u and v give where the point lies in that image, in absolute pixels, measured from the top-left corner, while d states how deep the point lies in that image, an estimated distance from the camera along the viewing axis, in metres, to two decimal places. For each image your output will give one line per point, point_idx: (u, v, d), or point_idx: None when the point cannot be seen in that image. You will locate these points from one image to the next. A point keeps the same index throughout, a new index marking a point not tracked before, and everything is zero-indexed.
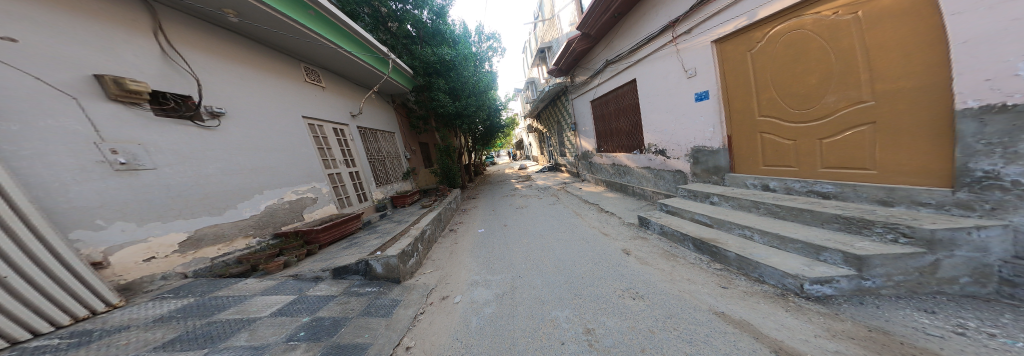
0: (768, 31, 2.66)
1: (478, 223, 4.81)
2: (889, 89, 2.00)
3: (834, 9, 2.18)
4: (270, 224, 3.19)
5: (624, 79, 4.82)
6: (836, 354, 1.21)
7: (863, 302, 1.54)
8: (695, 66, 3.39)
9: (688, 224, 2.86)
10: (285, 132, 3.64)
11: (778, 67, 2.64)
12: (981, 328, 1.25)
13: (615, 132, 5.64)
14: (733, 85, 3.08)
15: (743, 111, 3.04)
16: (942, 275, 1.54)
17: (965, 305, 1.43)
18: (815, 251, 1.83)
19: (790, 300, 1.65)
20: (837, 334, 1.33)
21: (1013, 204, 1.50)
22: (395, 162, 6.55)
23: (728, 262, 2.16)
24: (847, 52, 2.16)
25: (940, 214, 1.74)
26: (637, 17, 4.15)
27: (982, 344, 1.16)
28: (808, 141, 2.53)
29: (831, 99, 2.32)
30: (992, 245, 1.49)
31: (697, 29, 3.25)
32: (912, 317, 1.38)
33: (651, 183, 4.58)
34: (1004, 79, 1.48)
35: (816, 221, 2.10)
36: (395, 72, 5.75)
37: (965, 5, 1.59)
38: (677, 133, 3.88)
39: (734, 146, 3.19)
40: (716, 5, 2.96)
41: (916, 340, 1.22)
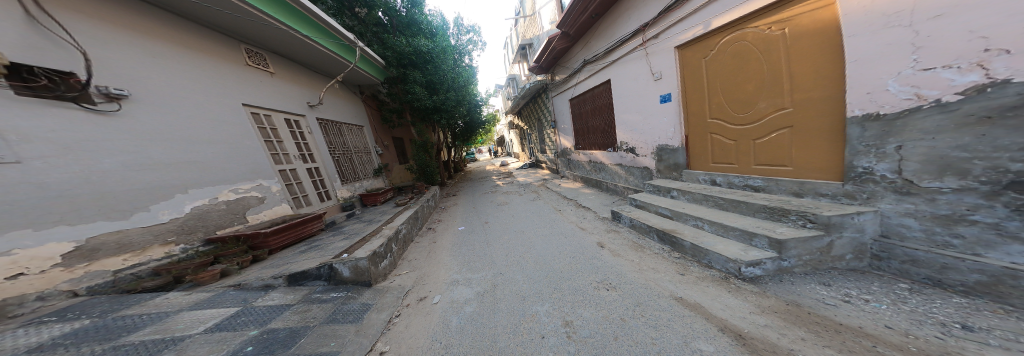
0: (718, 41, 3.04)
1: (460, 220, 4.63)
2: (803, 99, 2.43)
3: (768, 24, 2.57)
4: (199, 228, 2.69)
5: (600, 78, 5.14)
6: (765, 326, 1.43)
7: (782, 280, 1.85)
8: (661, 69, 3.75)
9: (651, 216, 3.14)
10: (219, 122, 3.11)
11: (725, 74, 3.04)
12: (860, 296, 1.60)
13: (591, 130, 5.99)
14: (690, 90, 3.46)
15: (698, 113, 3.43)
16: (835, 253, 1.93)
17: (849, 277, 1.82)
18: (749, 237, 2.14)
19: (731, 283, 1.90)
20: (766, 309, 1.57)
21: (880, 194, 1.92)
22: (366, 157, 6.07)
23: (684, 250, 2.40)
24: (776, 63, 2.57)
25: (834, 203, 2.18)
26: (613, 21, 4.45)
27: (861, 308, 1.49)
28: (746, 142, 2.95)
29: (763, 105, 2.74)
30: (866, 227, 1.91)
31: (663, 35, 3.58)
32: (815, 290, 1.70)
33: (623, 180, 4.97)
34: (879, 93, 1.90)
35: (750, 211, 2.45)
36: (363, 61, 5.31)
37: (858, 29, 1.98)
38: (645, 132, 4.26)
39: (690, 145, 3.59)
40: (680, 13, 3.29)
41: (818, 309, 1.52)
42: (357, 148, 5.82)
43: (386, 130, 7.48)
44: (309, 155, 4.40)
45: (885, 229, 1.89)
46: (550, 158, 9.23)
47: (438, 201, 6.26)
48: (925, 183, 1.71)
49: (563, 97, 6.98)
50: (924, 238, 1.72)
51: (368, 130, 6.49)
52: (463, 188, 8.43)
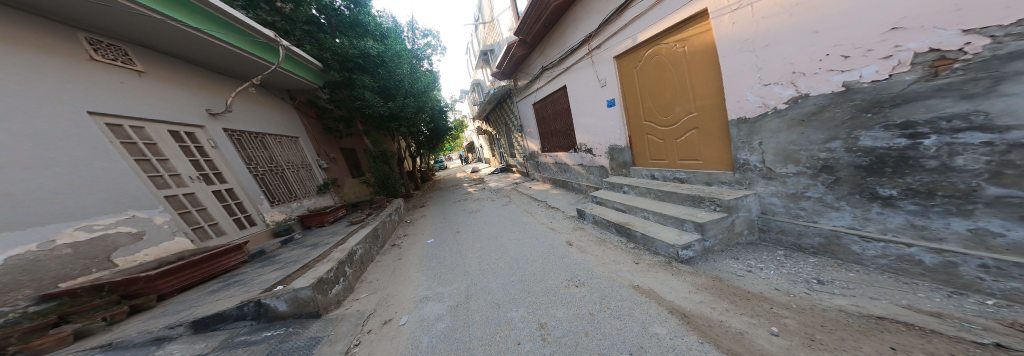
0: (643, 53, 3.48)
1: (430, 232, 4.36)
2: (701, 105, 2.97)
3: (674, 42, 3.06)
4: (27, 284, 2.03)
5: (556, 84, 5.53)
6: (700, 302, 1.68)
7: (707, 259, 2.22)
8: (605, 77, 4.18)
9: (609, 211, 3.43)
10: (38, 141, 2.28)
11: (647, 85, 3.55)
12: (758, 265, 2.04)
13: (552, 133, 6.34)
14: (628, 95, 3.92)
15: (635, 116, 3.89)
16: (737, 230, 2.42)
17: (746, 249, 2.31)
18: (681, 223, 2.50)
19: (674, 266, 2.18)
20: (701, 287, 1.83)
21: (754, 181, 2.53)
22: (307, 173, 5.45)
23: (636, 240, 2.68)
24: (682, 75, 3.08)
25: (728, 188, 2.76)
26: (564, 31, 4.86)
27: (757, 274, 1.92)
28: (669, 141, 3.45)
29: (677, 110, 3.25)
30: (752, 206, 2.47)
31: (605, 45, 4.01)
32: (728, 264, 2.09)
33: (585, 179, 5.38)
34: (743, 101, 2.51)
35: (679, 200, 2.88)
36: (289, 60, 4.56)
37: (729, 50, 2.53)
38: (599, 133, 4.70)
39: (634, 144, 4.03)
40: (615, 27, 3.73)
41: (732, 280, 1.88)
42: (292, 162, 5.15)
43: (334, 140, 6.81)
44: (213, 173, 3.69)
45: (763, 208, 2.46)
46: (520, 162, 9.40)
47: (401, 215, 5.79)
48: (780, 169, 2.30)
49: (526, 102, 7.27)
50: (786, 211, 2.29)
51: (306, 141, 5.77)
52: (431, 199, 7.94)
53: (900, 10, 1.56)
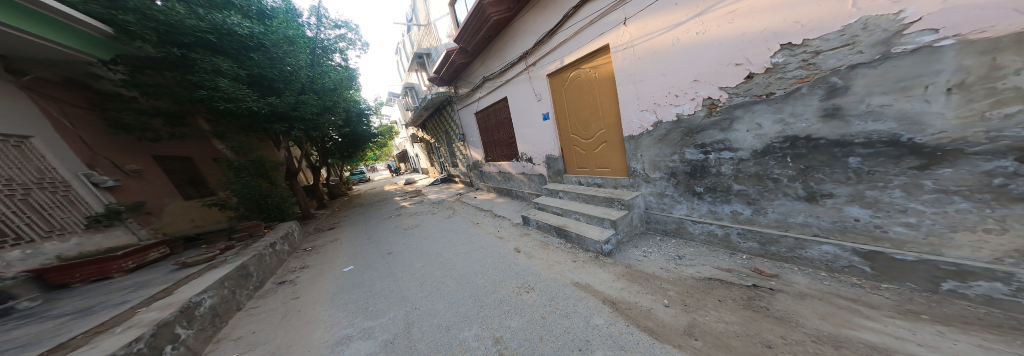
0: (569, 74, 3.72)
1: (350, 259, 3.69)
2: (608, 124, 3.42)
3: (591, 68, 3.40)
4: None
5: (494, 97, 5.44)
6: (618, 287, 2.09)
7: (620, 249, 2.72)
8: (540, 92, 4.24)
9: (549, 215, 3.68)
10: None
11: (567, 103, 3.89)
12: (647, 251, 2.63)
13: (494, 144, 6.16)
14: (556, 111, 4.10)
15: (563, 130, 4.11)
16: (635, 224, 3.04)
17: (636, 239, 2.92)
18: (600, 220, 2.95)
19: (601, 260, 2.56)
20: (624, 275, 2.24)
21: (637, 184, 3.19)
22: (43, 196, 3.40)
23: (572, 240, 2.99)
24: (595, 97, 3.46)
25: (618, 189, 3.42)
26: (501, 45, 4.79)
27: (648, 258, 2.51)
28: (588, 153, 3.83)
29: (593, 126, 3.63)
30: (641, 204, 3.14)
31: (539, 63, 4.06)
32: (633, 253, 2.63)
33: (527, 186, 5.40)
34: (634, 120, 3.05)
35: (596, 202, 3.38)
36: (7, 7, 2.68)
37: (627, 79, 2.99)
38: (536, 144, 4.74)
39: (565, 154, 4.21)
40: (547, 47, 3.84)
41: (637, 264, 2.41)
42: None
43: (138, 146, 4.74)
44: None
45: (647, 205, 3.11)
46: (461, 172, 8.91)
47: (295, 244, 4.58)
48: (652, 175, 2.99)
49: (467, 110, 6.90)
50: (655, 202, 3.03)
51: (48, 141, 3.64)
52: (349, 220, 6.54)
53: (700, 68, 2.38)
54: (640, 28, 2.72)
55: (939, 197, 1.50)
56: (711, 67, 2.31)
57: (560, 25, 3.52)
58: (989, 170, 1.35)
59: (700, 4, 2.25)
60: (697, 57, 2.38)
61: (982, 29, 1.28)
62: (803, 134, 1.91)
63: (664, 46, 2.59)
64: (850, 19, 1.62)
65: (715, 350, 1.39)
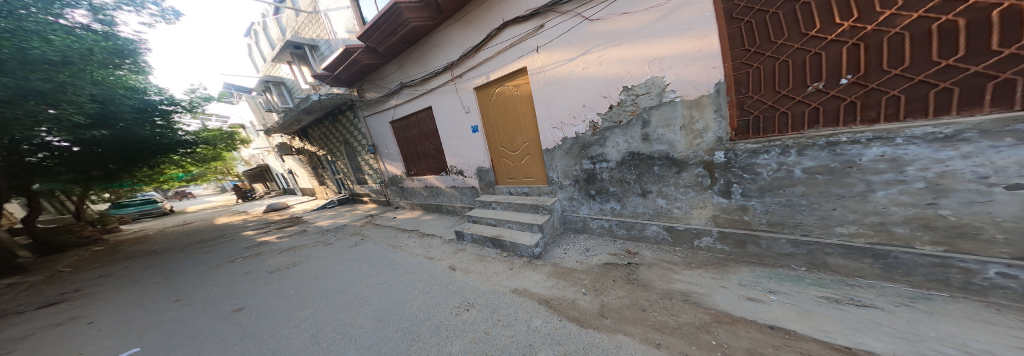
0: (495, 89, 3.83)
1: (128, 338, 2.43)
2: (530, 138, 3.68)
3: (515, 85, 3.60)
4: None
5: (413, 105, 5.09)
6: (547, 285, 2.26)
7: (549, 250, 2.98)
8: (468, 104, 4.19)
9: (484, 227, 3.66)
10: None
11: (488, 116, 4.06)
12: (562, 248, 2.98)
13: (419, 156, 5.67)
14: (485, 123, 4.14)
15: (493, 143, 4.19)
16: (557, 226, 3.40)
17: (558, 239, 3.24)
18: (530, 225, 3.15)
19: (533, 263, 2.73)
20: (555, 273, 2.45)
21: (551, 190, 3.59)
22: None
23: (508, 249, 3.07)
24: (519, 113, 3.68)
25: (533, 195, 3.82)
26: (422, 52, 4.50)
27: (565, 254, 2.84)
28: (515, 164, 4.01)
29: (518, 139, 3.84)
30: (561, 207, 3.50)
31: (466, 76, 4.03)
32: (561, 252, 2.91)
33: (459, 199, 5.21)
34: (550, 134, 3.38)
35: (527, 208, 3.58)
36: None
37: (543, 99, 3.30)
38: (467, 156, 4.64)
39: (496, 166, 4.29)
40: (473, 61, 3.85)
41: (562, 261, 2.67)
42: None
43: None
44: None
45: (563, 207, 3.50)
46: (372, 189, 7.71)
47: None
48: (563, 182, 3.43)
49: (380, 117, 6.03)
50: (566, 203, 3.45)
51: None
52: (104, 285, 4.14)
53: (586, 97, 2.93)
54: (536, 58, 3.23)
55: (685, 189, 2.51)
56: (592, 96, 2.88)
57: (485, 42, 3.60)
58: (698, 173, 2.42)
59: (584, 46, 2.80)
60: (583, 87, 2.92)
61: (685, 95, 2.34)
62: (630, 152, 2.76)
63: (563, 75, 3.05)
64: (647, 76, 2.49)
65: (620, 324, 1.68)
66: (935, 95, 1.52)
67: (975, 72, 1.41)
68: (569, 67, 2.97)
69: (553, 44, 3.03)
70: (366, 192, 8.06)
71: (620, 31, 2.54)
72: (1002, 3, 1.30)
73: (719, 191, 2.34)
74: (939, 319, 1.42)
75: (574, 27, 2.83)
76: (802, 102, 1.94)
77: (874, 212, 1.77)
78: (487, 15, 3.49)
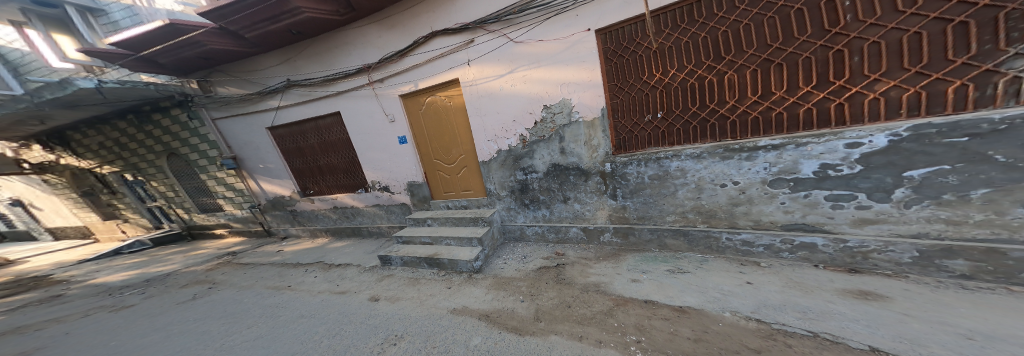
0: (425, 99, 3.66)
1: None
2: (467, 150, 3.64)
3: (446, 96, 3.53)
4: None
5: (315, 109, 4.31)
6: (488, 298, 2.22)
7: (490, 261, 2.96)
8: (392, 112, 3.85)
9: (417, 247, 3.35)
10: None
11: (411, 125, 3.87)
12: (492, 259, 3.01)
13: (314, 169, 4.90)
14: (416, 134, 3.89)
15: (426, 155, 3.95)
16: (497, 237, 3.40)
17: (500, 250, 3.26)
18: (470, 240, 3.04)
19: (473, 278, 2.65)
20: (496, 286, 2.40)
21: (490, 201, 3.60)
22: None
23: (445, 266, 2.90)
24: (453, 124, 3.60)
25: (475, 208, 3.74)
26: (327, 50, 3.89)
27: (501, 265, 2.84)
28: (455, 177, 3.85)
29: (455, 151, 3.73)
30: (502, 217, 3.54)
31: (387, 82, 3.72)
32: (502, 262, 2.93)
33: (385, 219, 4.67)
34: (486, 146, 3.41)
35: (467, 222, 3.46)
36: None
37: (477, 112, 3.33)
38: (394, 170, 4.22)
39: (429, 180, 4.05)
40: (397, 66, 3.60)
41: (502, 271, 2.69)
42: None
43: None
44: None
45: (503, 218, 3.54)
46: (230, 216, 6.15)
47: None
48: (502, 193, 3.48)
49: (248, 120, 4.89)
50: (505, 213, 3.52)
51: None
52: None
53: (515, 112, 3.09)
54: (446, 76, 3.38)
55: (591, 195, 2.91)
56: (520, 112, 3.06)
57: (411, 48, 3.41)
58: (597, 182, 2.85)
59: (510, 64, 2.97)
60: (512, 103, 3.08)
61: (585, 116, 2.75)
62: (556, 164, 3.01)
63: (493, 89, 3.15)
64: (561, 97, 2.80)
65: (552, 324, 1.77)
66: (692, 129, 2.39)
67: (702, 117, 2.33)
68: (473, 86, 3.26)
69: (461, 63, 3.25)
70: (220, 221, 6.36)
71: (539, 55, 2.80)
72: (707, 76, 2.24)
73: (612, 194, 2.80)
74: (711, 273, 2.16)
75: (501, 47, 2.98)
76: (639, 128, 2.63)
77: (676, 203, 2.53)
78: (415, 22, 3.32)
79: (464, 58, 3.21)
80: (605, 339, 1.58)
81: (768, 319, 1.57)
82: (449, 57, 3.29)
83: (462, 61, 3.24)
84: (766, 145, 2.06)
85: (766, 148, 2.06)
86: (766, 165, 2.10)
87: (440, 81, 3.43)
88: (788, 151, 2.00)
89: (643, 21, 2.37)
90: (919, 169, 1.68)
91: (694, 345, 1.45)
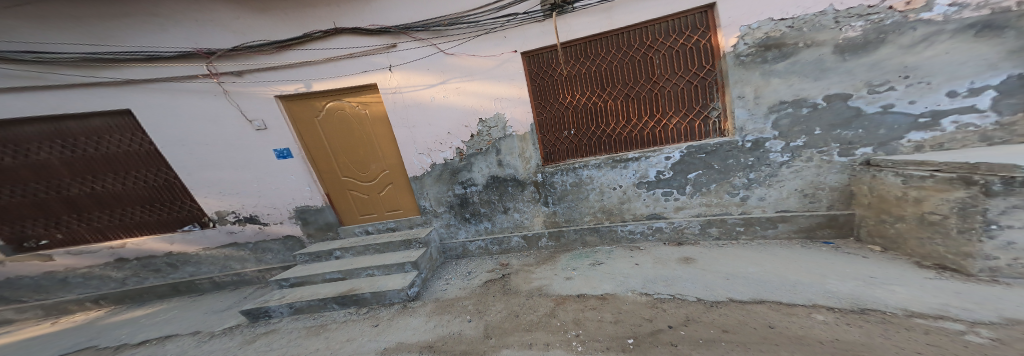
0: (323, 104, 3.14)
1: None
2: (393, 163, 3.28)
3: (358, 102, 3.11)
4: None
5: (117, 104, 2.96)
6: (429, 326, 2.01)
7: (427, 285, 2.71)
8: (262, 118, 3.09)
9: (320, 287, 2.75)
10: None
11: (300, 132, 3.21)
12: (428, 281, 2.77)
13: (50, 204, 3.25)
14: (312, 147, 3.27)
15: (330, 171, 3.35)
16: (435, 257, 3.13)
17: (442, 271, 3.02)
18: (401, 266, 2.69)
19: (409, 307, 2.36)
20: (437, 312, 2.20)
21: (426, 219, 3.33)
22: None
23: (368, 301, 2.47)
24: (370, 134, 3.19)
25: (408, 230, 3.36)
26: (165, 26, 2.80)
27: (441, 287, 2.64)
28: (376, 195, 3.39)
29: (374, 166, 3.31)
30: (440, 235, 3.30)
31: (252, 78, 2.98)
32: (442, 283, 2.72)
33: (256, 260, 3.63)
34: (417, 159, 3.16)
35: (395, 247, 3.07)
36: None
37: (405, 123, 3.07)
38: (264, 194, 3.37)
39: (334, 202, 3.45)
40: (271, 60, 2.94)
41: (442, 294, 2.50)
42: None
43: None
44: None
45: (442, 236, 3.33)
46: None
47: None
48: (440, 209, 3.26)
49: None
50: (443, 230, 3.31)
51: None
52: None
53: (450, 125, 3.00)
54: (349, 81, 3.00)
55: (527, 205, 3.08)
56: (455, 125, 3.00)
57: (298, 42, 2.87)
58: (531, 193, 3.04)
59: (442, 75, 2.89)
60: (445, 115, 2.99)
61: (518, 130, 2.92)
62: (495, 176, 3.07)
63: (424, 100, 2.98)
64: (495, 111, 2.90)
65: (502, 339, 1.74)
66: (595, 143, 2.86)
67: (602, 134, 2.82)
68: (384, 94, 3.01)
69: (368, 67, 2.95)
70: None
71: (472, 69, 2.84)
72: (602, 101, 2.74)
73: (540, 197, 3.03)
74: (614, 259, 2.63)
75: (431, 56, 2.87)
76: (557, 142, 2.96)
77: (592, 206, 2.94)
78: (311, 15, 2.82)
79: (373, 63, 2.93)
80: (552, 340, 1.66)
81: (649, 291, 2.03)
82: (360, 57, 2.93)
83: (368, 65, 2.94)
84: (633, 157, 2.71)
85: (634, 159, 2.72)
86: (634, 173, 2.75)
87: (343, 85, 3.01)
88: (642, 162, 2.70)
89: (556, 50, 2.73)
90: (693, 172, 2.64)
91: (615, 326, 1.70)
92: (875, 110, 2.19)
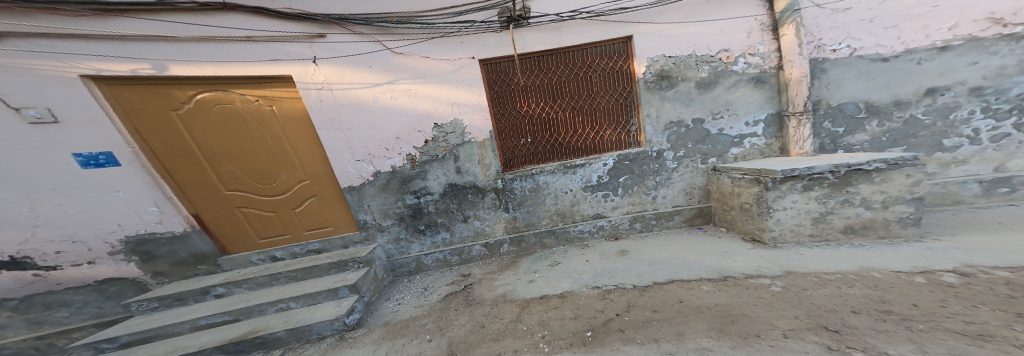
0: (189, 94, 2.50)
1: None
2: (312, 172, 2.84)
3: (257, 96, 2.60)
4: None
5: None
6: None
7: (372, 310, 2.38)
8: (53, 106, 2.19)
9: (191, 337, 2.14)
10: None
11: (147, 130, 2.46)
12: (371, 305, 2.43)
13: None
14: (167, 151, 2.54)
15: (201, 185, 2.69)
16: (380, 276, 2.76)
17: (390, 290, 2.71)
18: (335, 292, 2.29)
19: (346, 338, 2.02)
20: (386, 336, 1.95)
21: (371, 235, 2.94)
22: None
23: (283, 342, 2.02)
24: (277, 137, 2.71)
25: (343, 250, 2.91)
26: None
27: (390, 309, 2.36)
28: (285, 212, 2.90)
29: (283, 176, 2.81)
30: (385, 251, 2.95)
31: (44, 47, 2.12)
32: (390, 304, 2.43)
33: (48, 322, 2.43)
34: (355, 166, 2.78)
35: (322, 271, 2.61)
36: None
37: (342, 125, 2.69)
38: (59, 219, 2.40)
39: (208, 225, 2.79)
40: (84, 28, 2.16)
41: (391, 316, 2.23)
42: None
43: None
44: None
45: (390, 253, 2.99)
46: None
47: None
48: (387, 222, 2.94)
49: None
50: (392, 245, 2.99)
51: None
52: None
53: (398, 128, 2.77)
54: (246, 70, 2.49)
55: (485, 213, 3.03)
56: (405, 129, 2.78)
57: (135, 9, 2.19)
58: (492, 200, 3.01)
59: (389, 75, 2.68)
60: (393, 118, 2.75)
61: (477, 137, 2.88)
62: (455, 184, 2.95)
63: (365, 100, 2.68)
64: (452, 116, 2.82)
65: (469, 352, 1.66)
66: (550, 150, 3.04)
67: (555, 142, 3.02)
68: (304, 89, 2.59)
69: (274, 56, 2.50)
70: None
71: (425, 71, 2.72)
72: (555, 111, 2.95)
73: (499, 204, 3.03)
74: (571, 258, 2.81)
75: (374, 53, 2.64)
76: (517, 149, 3.02)
77: (559, 211, 3.12)
78: None
79: (282, 51, 2.50)
80: (520, 346, 1.66)
81: (598, 283, 2.26)
82: (263, 43, 2.46)
83: (275, 54, 2.49)
84: (580, 163, 3.00)
85: (577, 165, 3.00)
86: (580, 178, 3.03)
87: (240, 73, 2.49)
88: (586, 168, 3.01)
89: (513, 60, 2.85)
90: (623, 176, 3.06)
91: (573, 320, 1.83)
92: (716, 131, 3.00)
